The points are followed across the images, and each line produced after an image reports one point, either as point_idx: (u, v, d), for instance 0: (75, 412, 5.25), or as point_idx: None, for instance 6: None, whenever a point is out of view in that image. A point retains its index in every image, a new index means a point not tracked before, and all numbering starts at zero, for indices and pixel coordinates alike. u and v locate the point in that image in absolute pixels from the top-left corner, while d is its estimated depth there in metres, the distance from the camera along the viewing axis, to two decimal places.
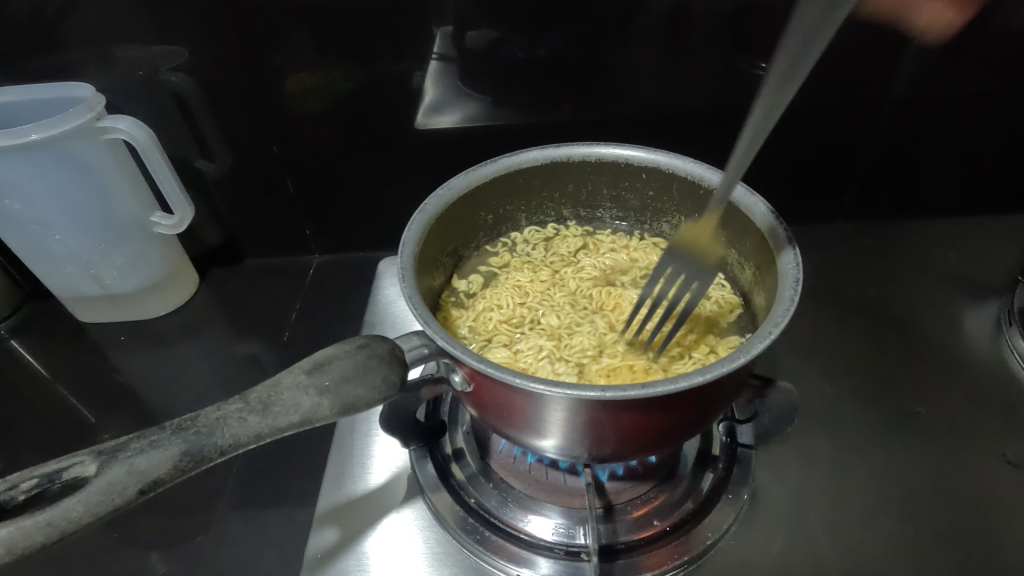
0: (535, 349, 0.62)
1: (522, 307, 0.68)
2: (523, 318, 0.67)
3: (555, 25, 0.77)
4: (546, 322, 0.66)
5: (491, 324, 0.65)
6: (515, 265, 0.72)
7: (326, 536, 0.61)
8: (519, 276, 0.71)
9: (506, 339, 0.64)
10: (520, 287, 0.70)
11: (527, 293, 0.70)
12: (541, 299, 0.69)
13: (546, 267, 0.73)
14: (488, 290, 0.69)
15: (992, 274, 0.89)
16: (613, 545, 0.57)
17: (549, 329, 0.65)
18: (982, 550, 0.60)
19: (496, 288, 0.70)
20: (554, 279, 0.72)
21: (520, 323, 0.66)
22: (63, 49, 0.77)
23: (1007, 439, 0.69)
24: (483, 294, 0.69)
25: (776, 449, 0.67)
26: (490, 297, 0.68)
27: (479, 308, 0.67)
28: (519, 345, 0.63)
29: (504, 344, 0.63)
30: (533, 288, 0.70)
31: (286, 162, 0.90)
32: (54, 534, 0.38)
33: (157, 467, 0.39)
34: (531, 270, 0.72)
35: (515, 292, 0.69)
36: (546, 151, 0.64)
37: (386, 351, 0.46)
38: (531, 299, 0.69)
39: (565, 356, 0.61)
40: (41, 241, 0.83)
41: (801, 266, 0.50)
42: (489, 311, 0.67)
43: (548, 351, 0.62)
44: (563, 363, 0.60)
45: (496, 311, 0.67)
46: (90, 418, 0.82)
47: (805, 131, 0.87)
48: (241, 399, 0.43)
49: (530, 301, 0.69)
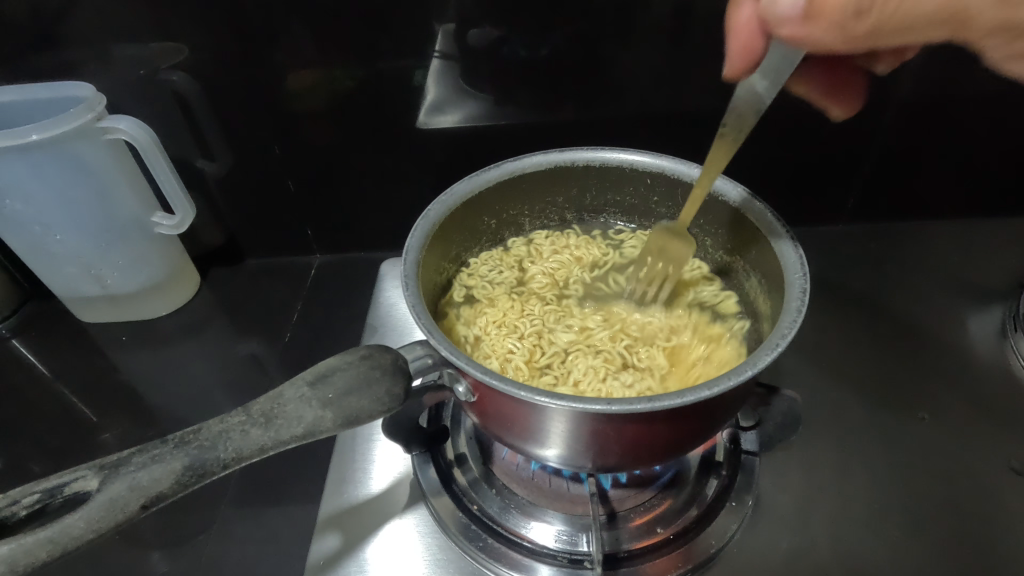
0: (589, 368, 0.61)
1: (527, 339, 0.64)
2: (541, 340, 0.64)
3: (558, 24, 0.76)
4: (569, 332, 0.65)
5: (524, 366, 0.61)
6: (480, 304, 0.68)
7: (328, 542, 0.61)
8: (491, 314, 0.66)
9: (552, 375, 0.60)
10: (500, 323, 0.66)
11: (513, 323, 0.66)
12: (527, 322, 0.66)
13: (502, 291, 0.69)
14: (481, 344, 0.63)
15: (995, 279, 0.88)
16: (616, 552, 0.56)
17: (579, 339, 0.64)
18: (985, 558, 0.59)
19: (483, 340, 0.63)
20: (520, 301, 0.69)
21: (544, 346, 0.63)
22: (62, 48, 0.76)
23: (1010, 446, 0.68)
24: (487, 345, 0.62)
25: (779, 455, 0.67)
26: (495, 348, 0.62)
27: (492, 363, 0.60)
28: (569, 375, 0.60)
29: (555, 379, 0.60)
30: (510, 318, 0.66)
31: (286, 162, 0.89)
32: (55, 551, 0.38)
33: (160, 481, 0.39)
34: (493, 305, 0.68)
35: (503, 330, 0.65)
36: (550, 155, 0.64)
37: (390, 361, 0.46)
38: (523, 327, 0.65)
39: (618, 363, 0.61)
40: (42, 241, 0.83)
41: (809, 275, 0.50)
42: (505, 365, 0.60)
43: (600, 370, 0.60)
44: (618, 372, 0.60)
45: (513, 356, 0.61)
46: (91, 418, 0.81)
47: (810, 132, 0.86)
48: (244, 411, 0.43)
49: (523, 325, 0.65)
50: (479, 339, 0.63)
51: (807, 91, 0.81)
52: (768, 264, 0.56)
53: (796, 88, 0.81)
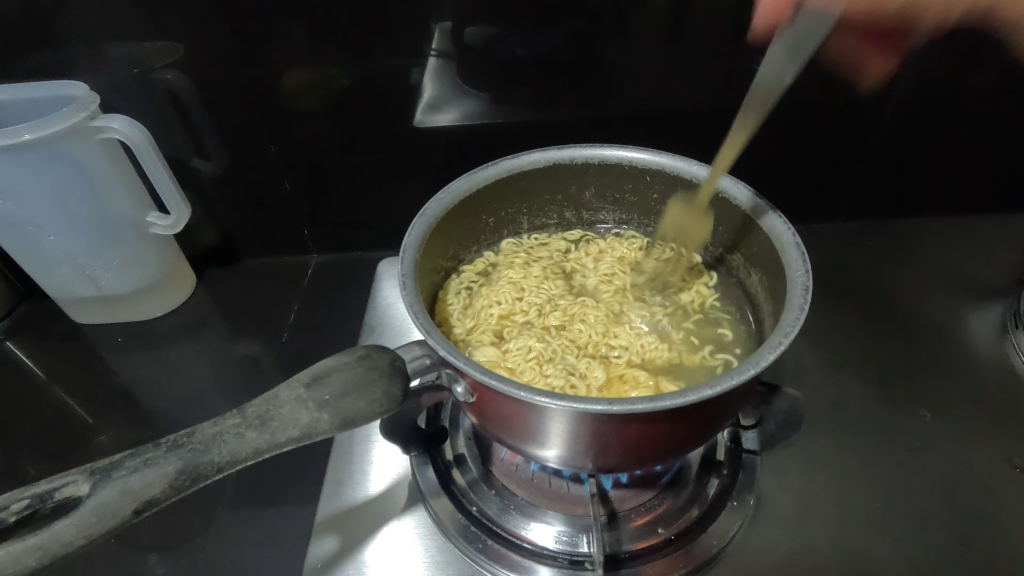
0: (526, 350, 0.61)
1: (522, 302, 0.67)
2: (525, 313, 0.66)
3: (556, 21, 0.75)
4: (553, 314, 0.66)
5: (491, 319, 0.65)
6: (509, 258, 0.71)
7: (325, 545, 0.60)
8: (513, 272, 0.70)
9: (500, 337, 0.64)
10: (514, 283, 0.69)
11: (523, 288, 0.69)
12: (535, 294, 0.68)
13: (538, 265, 0.71)
14: (483, 287, 0.68)
15: (996, 275, 0.88)
16: (617, 553, 0.56)
17: (539, 326, 0.65)
18: (988, 557, 0.59)
19: (492, 284, 0.68)
20: (533, 283, 0.69)
21: (524, 316, 0.66)
22: (54, 46, 0.75)
23: (1012, 443, 0.68)
24: (480, 291, 0.68)
25: (780, 454, 0.66)
26: (488, 295, 0.67)
27: (479, 306, 0.66)
28: (509, 344, 0.62)
29: (494, 342, 0.63)
30: (529, 283, 0.69)
31: (282, 161, 0.89)
32: (44, 558, 0.37)
33: (151, 486, 0.38)
34: (525, 266, 0.71)
35: (512, 288, 0.68)
36: (547, 154, 0.63)
37: (386, 362, 0.45)
38: (529, 294, 0.68)
39: (559, 359, 0.61)
40: (35, 242, 0.82)
41: (811, 273, 0.49)
42: (488, 308, 0.66)
43: (536, 355, 0.61)
44: (552, 364, 0.60)
45: (498, 306, 0.66)
46: (86, 420, 0.81)
47: (808, 128, 0.85)
48: (239, 414, 0.42)
49: (529, 295, 0.68)
50: (485, 283, 0.69)
51: (807, 87, 0.81)
52: (773, 271, 0.55)
53: (795, 85, 0.80)
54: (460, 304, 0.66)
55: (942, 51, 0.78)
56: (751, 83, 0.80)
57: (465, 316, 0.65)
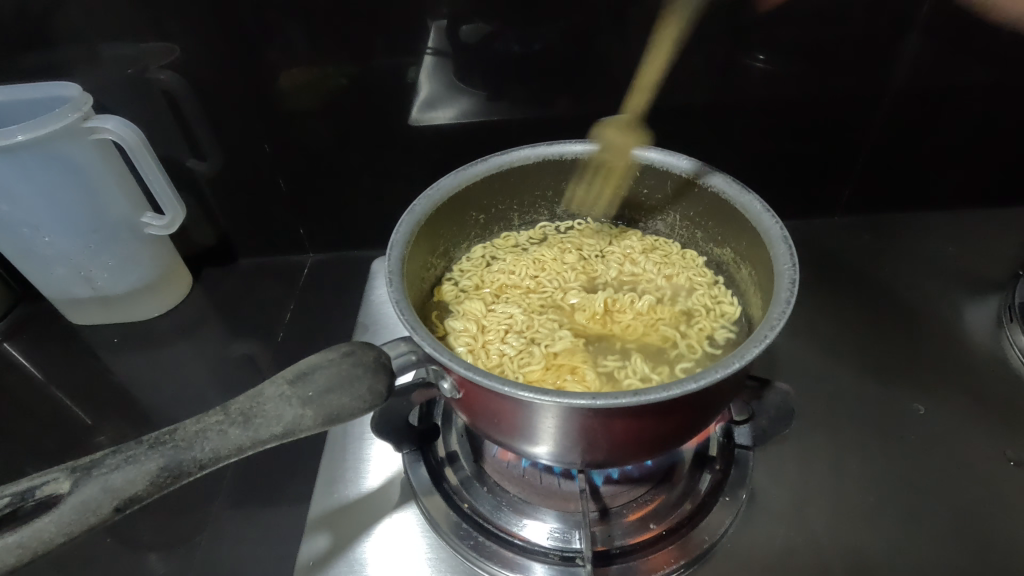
0: (506, 316, 0.65)
1: (534, 280, 0.70)
2: (532, 291, 0.69)
3: (551, 19, 0.75)
4: (559, 300, 0.67)
5: (492, 285, 0.69)
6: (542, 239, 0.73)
7: (318, 542, 0.60)
8: (538, 250, 0.72)
9: (493, 297, 0.68)
10: (539, 262, 0.71)
11: (545, 269, 0.70)
12: (551, 279, 0.70)
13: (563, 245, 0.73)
14: (511, 255, 0.71)
15: (993, 269, 0.88)
16: (609, 550, 0.56)
17: (540, 302, 0.67)
18: (984, 550, 0.59)
19: (518, 258, 0.71)
20: (553, 262, 0.71)
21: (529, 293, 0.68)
22: (49, 47, 0.75)
23: (1009, 438, 0.68)
24: (502, 262, 0.70)
25: (774, 448, 0.66)
26: (507, 264, 0.70)
27: (492, 271, 0.69)
28: (497, 306, 0.66)
29: (485, 300, 0.67)
30: (551, 264, 0.70)
31: (277, 160, 0.89)
32: (25, 556, 0.38)
33: (133, 483, 0.38)
34: (549, 245, 0.72)
35: (532, 266, 0.70)
36: (538, 149, 0.63)
37: (371, 358, 0.45)
38: (546, 275, 0.70)
39: (526, 332, 0.63)
40: (31, 243, 0.82)
41: (798, 267, 0.49)
42: (503, 278, 0.69)
43: (511, 325, 0.64)
44: (515, 336, 0.62)
45: (510, 276, 0.69)
46: (86, 420, 0.81)
47: (805, 122, 0.85)
48: (222, 411, 0.42)
49: (545, 277, 0.70)
50: (509, 253, 0.72)
51: (802, 82, 0.80)
52: (763, 267, 0.54)
53: (791, 80, 0.80)
54: (480, 262, 0.70)
55: (940, 45, 0.77)
56: (748, 79, 0.80)
57: (476, 273, 0.69)
